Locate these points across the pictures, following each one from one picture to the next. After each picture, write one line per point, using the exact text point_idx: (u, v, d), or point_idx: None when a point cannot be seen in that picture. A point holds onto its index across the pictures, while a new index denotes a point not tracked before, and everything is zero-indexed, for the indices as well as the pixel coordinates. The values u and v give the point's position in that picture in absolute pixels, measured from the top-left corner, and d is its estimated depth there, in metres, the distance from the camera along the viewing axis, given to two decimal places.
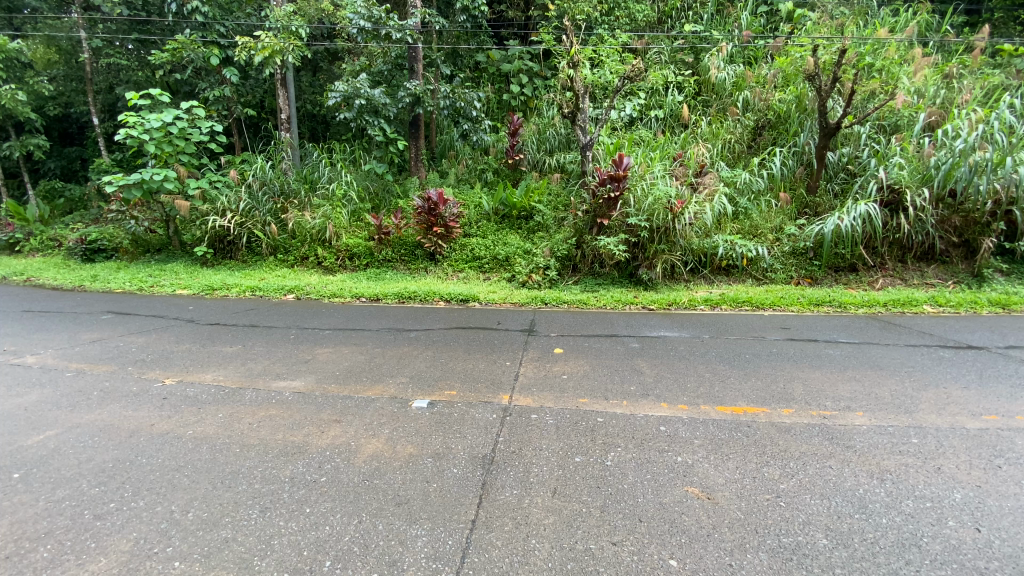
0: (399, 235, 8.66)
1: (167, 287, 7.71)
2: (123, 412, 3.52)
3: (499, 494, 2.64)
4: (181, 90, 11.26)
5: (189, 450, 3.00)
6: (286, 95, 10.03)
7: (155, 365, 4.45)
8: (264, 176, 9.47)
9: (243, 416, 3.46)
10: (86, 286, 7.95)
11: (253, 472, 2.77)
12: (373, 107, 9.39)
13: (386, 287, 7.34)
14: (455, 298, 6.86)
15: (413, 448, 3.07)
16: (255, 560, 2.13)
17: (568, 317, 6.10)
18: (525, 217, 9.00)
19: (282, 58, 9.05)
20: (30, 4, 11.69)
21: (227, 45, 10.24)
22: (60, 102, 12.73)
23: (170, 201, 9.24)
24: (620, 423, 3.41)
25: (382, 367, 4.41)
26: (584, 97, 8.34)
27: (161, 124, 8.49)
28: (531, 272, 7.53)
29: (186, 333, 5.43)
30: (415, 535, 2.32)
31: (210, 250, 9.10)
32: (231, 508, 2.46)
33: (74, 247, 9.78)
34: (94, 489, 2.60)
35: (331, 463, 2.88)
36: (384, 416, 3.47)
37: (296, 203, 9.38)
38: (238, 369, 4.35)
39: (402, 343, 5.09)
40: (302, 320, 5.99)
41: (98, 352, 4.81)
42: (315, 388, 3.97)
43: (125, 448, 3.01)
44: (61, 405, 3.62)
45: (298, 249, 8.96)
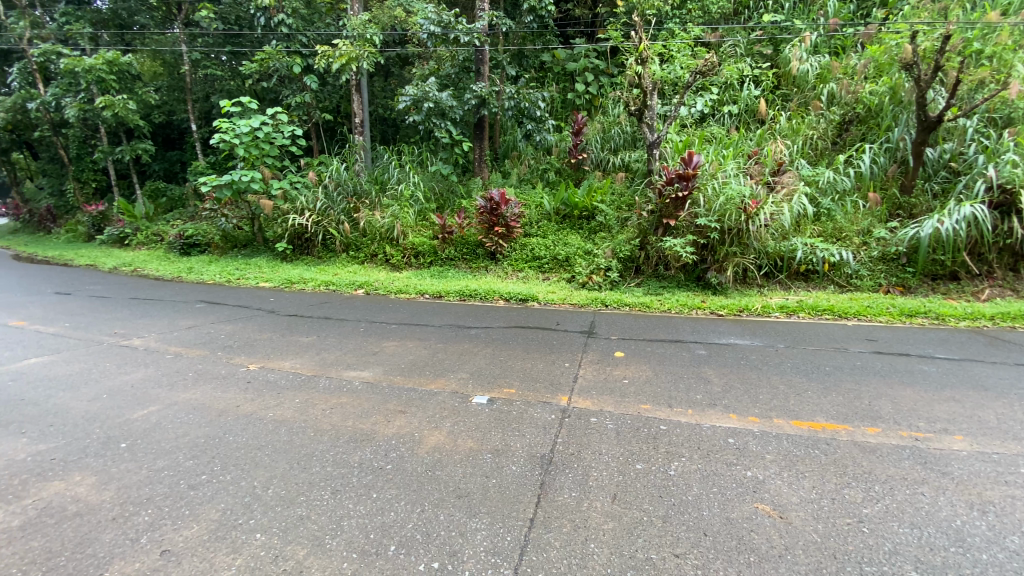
0: (461, 235, 8.84)
1: (251, 280, 8.35)
2: (213, 393, 3.84)
3: (557, 495, 2.63)
4: (266, 97, 12.19)
5: (270, 431, 3.23)
6: (360, 100, 10.54)
7: (241, 351, 4.83)
8: (339, 177, 10.04)
9: (317, 402, 3.67)
10: (183, 278, 8.75)
11: (326, 456, 2.94)
12: (441, 110, 9.62)
13: (447, 285, 7.53)
14: (514, 297, 6.91)
15: (474, 443, 3.12)
16: (327, 538, 2.25)
17: (630, 320, 5.97)
18: (587, 217, 8.92)
19: (357, 65, 9.51)
20: (140, 23, 13.07)
21: (308, 55, 10.92)
22: (164, 110, 14.15)
23: (256, 201, 9.97)
24: (684, 432, 3.28)
25: (444, 362, 4.51)
26: (653, 94, 8.09)
27: (249, 130, 9.21)
28: (591, 273, 7.45)
29: (267, 323, 5.84)
30: (475, 528, 2.35)
31: (290, 247, 9.72)
32: (306, 488, 2.62)
33: (174, 242, 10.85)
34: (189, 461, 2.87)
35: (396, 452, 2.99)
36: (445, 410, 3.55)
37: (367, 203, 9.81)
38: (313, 358, 4.62)
39: (463, 340, 5.19)
40: (371, 314, 6.27)
41: (193, 337, 5.29)
42: (381, 379, 4.14)
43: (215, 426, 3.29)
44: (162, 383, 4.02)
45: (368, 247, 9.39)
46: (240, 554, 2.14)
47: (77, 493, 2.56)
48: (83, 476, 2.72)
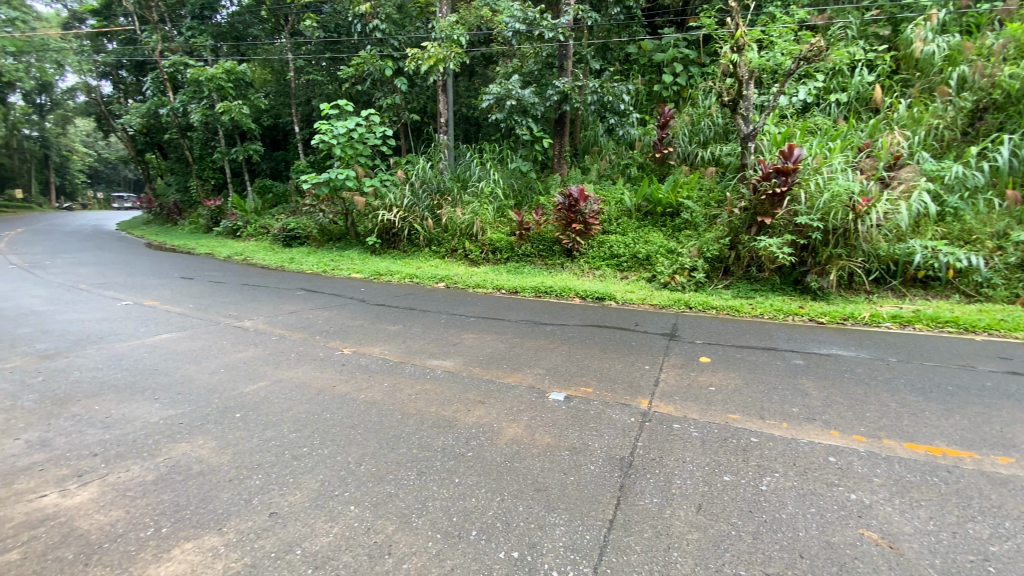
0: (539, 231, 8.87)
1: (344, 271, 8.95)
2: (312, 373, 4.18)
3: (638, 499, 2.56)
4: (361, 100, 13.02)
5: (362, 411, 3.46)
6: (446, 100, 10.88)
7: (336, 336, 5.20)
8: (425, 175, 10.49)
9: (403, 387, 3.87)
10: (285, 267, 9.58)
11: (412, 439, 3.08)
12: (523, 107, 9.71)
13: (524, 281, 7.59)
14: (591, 296, 6.81)
15: (551, 439, 3.13)
16: (414, 517, 2.37)
17: (716, 325, 5.67)
18: (671, 214, 8.63)
19: (444, 66, 9.84)
20: (253, 35, 14.42)
21: (399, 57, 11.44)
22: (272, 114, 15.54)
23: (349, 198, 10.66)
24: (777, 447, 3.07)
25: (521, 357, 4.56)
26: (749, 83, 7.60)
27: (345, 131, 9.88)
28: (674, 273, 7.17)
29: (358, 311, 6.24)
30: (553, 522, 2.36)
31: (379, 241, 10.29)
32: (394, 467, 2.78)
33: (278, 234, 11.92)
34: (292, 434, 3.14)
35: (476, 441, 3.08)
36: (523, 404, 3.60)
37: (450, 200, 10.14)
38: (398, 346, 4.87)
39: (540, 336, 5.21)
40: (451, 306, 6.48)
41: (295, 321, 5.79)
42: (461, 369, 4.27)
43: (314, 404, 3.57)
44: (270, 362, 4.43)
45: (449, 242, 9.70)
46: (336, 522, 2.31)
47: (200, 454, 2.88)
48: (205, 440, 3.05)
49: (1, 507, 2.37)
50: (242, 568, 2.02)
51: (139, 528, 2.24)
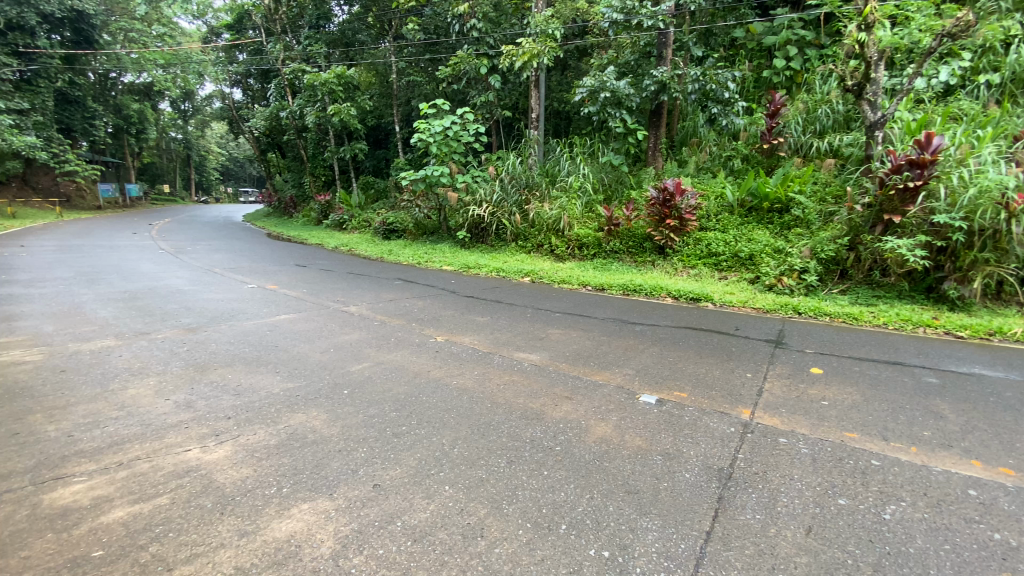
0: (629, 227, 8.62)
1: (436, 263, 9.35)
2: (409, 357, 4.42)
3: (737, 513, 2.41)
4: (456, 98, 13.52)
5: (455, 396, 3.59)
6: (538, 96, 10.89)
7: (430, 324, 5.45)
8: (514, 170, 10.64)
9: (493, 376, 3.97)
10: (384, 258, 10.22)
11: (502, 428, 3.15)
12: (617, 99, 9.47)
13: (612, 278, 7.43)
14: (685, 296, 6.50)
15: (643, 441, 3.03)
16: (504, 503, 2.42)
17: (829, 333, 5.15)
18: (779, 210, 8.00)
19: (538, 61, 9.86)
20: (361, 40, 15.46)
21: (494, 55, 11.65)
22: (376, 115, 16.64)
23: (443, 193, 11.10)
24: (904, 473, 2.72)
25: (610, 355, 4.48)
26: (878, 65, 6.79)
27: (441, 129, 10.27)
28: (782, 274, 6.67)
29: (450, 301, 6.49)
30: (646, 527, 2.29)
31: (468, 235, 10.61)
32: (485, 454, 2.85)
33: (379, 227, 12.75)
34: (392, 413, 3.34)
35: (565, 436, 3.07)
36: (612, 403, 3.52)
37: (538, 195, 10.19)
38: (487, 336, 4.99)
39: (629, 335, 5.08)
40: (538, 301, 6.51)
41: (393, 308, 6.15)
42: (549, 363, 4.28)
43: (410, 386, 3.77)
44: (372, 345, 4.76)
45: (536, 237, 9.75)
46: (433, 500, 2.42)
47: (314, 425, 3.16)
48: (318, 412, 3.35)
49: (158, 455, 2.76)
50: (350, 532, 2.19)
51: (264, 486, 2.51)
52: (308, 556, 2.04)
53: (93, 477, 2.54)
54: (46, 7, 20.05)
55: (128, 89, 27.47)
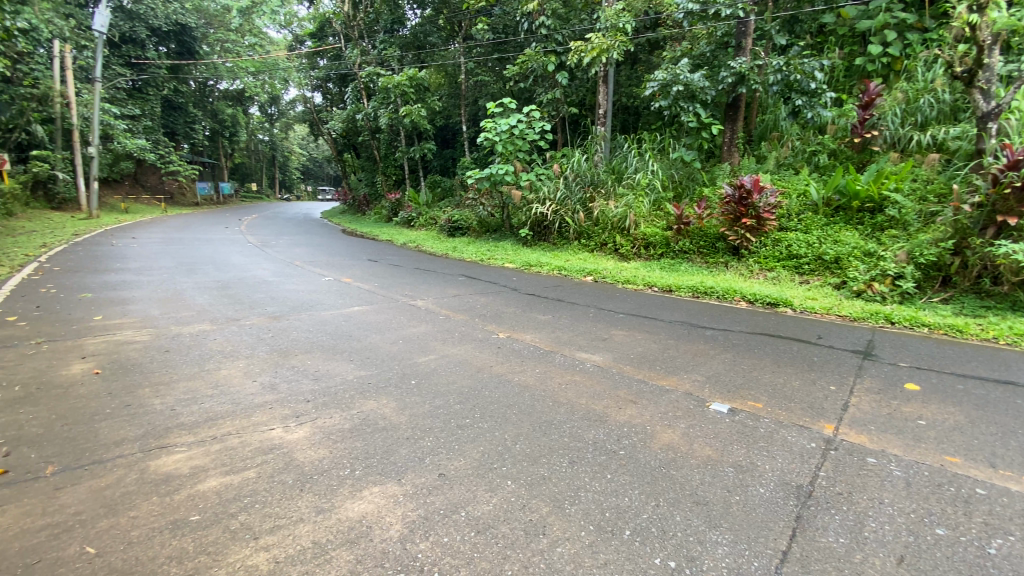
0: (700, 226, 8.26)
1: (498, 261, 9.44)
2: (472, 352, 4.50)
3: (818, 535, 2.24)
4: (522, 96, 13.61)
5: (517, 393, 3.62)
6: (606, 92, 10.68)
7: (492, 320, 5.52)
8: (580, 168, 10.53)
9: (554, 375, 3.95)
10: (448, 255, 10.47)
11: (564, 427, 3.13)
12: (690, 92, 9.13)
13: (680, 279, 7.17)
14: (761, 301, 6.13)
15: (713, 451, 2.90)
16: (567, 503, 2.40)
17: (927, 346, 4.68)
18: (871, 210, 7.37)
19: (607, 56, 9.68)
20: (433, 43, 15.93)
21: (562, 52, 11.58)
22: (444, 115, 17.10)
23: (507, 191, 11.20)
24: (1020, 507, 2.41)
25: (677, 359, 4.33)
26: (994, 48, 6.05)
27: (507, 127, 10.36)
28: (871, 281, 6.13)
29: (512, 299, 6.54)
30: (715, 540, 2.19)
31: (531, 233, 10.62)
32: (547, 452, 2.84)
33: (444, 225, 13.08)
34: (456, 406, 3.42)
35: (629, 440, 2.99)
36: (679, 410, 3.40)
37: (604, 192, 10.02)
38: (550, 335, 4.98)
39: (698, 340, 4.87)
40: (602, 301, 6.41)
41: (457, 304, 6.29)
42: (613, 364, 4.20)
43: (473, 381, 3.84)
44: (437, 338, 4.89)
45: (600, 236, 9.59)
46: (495, 494, 2.45)
47: (384, 412, 3.30)
48: (387, 401, 3.49)
49: (246, 432, 3.00)
50: (417, 518, 2.26)
51: (339, 467, 2.65)
52: (377, 537, 2.13)
53: (192, 448, 2.80)
54: (153, 21, 22.54)
55: (223, 95, 30.02)
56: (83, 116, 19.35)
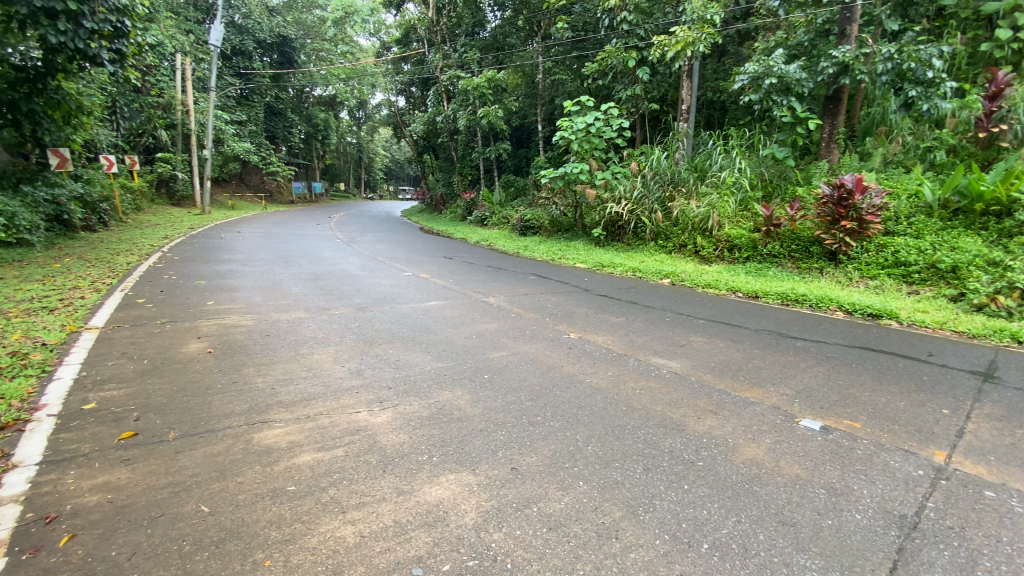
0: (792, 228, 7.72)
1: (570, 260, 9.38)
2: (544, 351, 4.52)
3: (924, 570, 2.02)
4: (600, 94, 13.45)
5: (589, 394, 3.59)
6: (690, 86, 10.28)
7: (564, 320, 5.51)
8: (659, 166, 10.22)
9: (628, 379, 3.87)
10: (520, 254, 10.57)
11: (637, 432, 3.06)
12: (784, 85, 8.59)
13: (767, 285, 6.74)
14: (861, 312, 5.61)
15: (801, 470, 2.71)
16: (641, 510, 2.35)
17: None
18: (998, 214, 6.54)
19: (693, 50, 9.30)
20: (512, 44, 16.14)
21: (644, 47, 11.28)
22: (520, 115, 17.29)
23: (582, 190, 11.10)
24: None
25: (762, 370, 4.07)
26: None
27: (584, 126, 10.27)
28: (997, 293, 5.41)
29: (584, 299, 6.48)
30: (803, 564, 2.04)
31: (604, 233, 10.44)
32: (620, 456, 2.79)
33: (517, 223, 13.22)
34: (528, 402, 3.45)
35: (708, 451, 2.87)
36: (764, 424, 3.20)
37: (684, 191, 9.65)
38: (623, 338, 4.88)
39: (786, 350, 4.56)
40: (679, 305, 6.17)
41: (529, 302, 6.34)
42: (690, 372, 4.04)
43: (545, 379, 3.86)
44: (509, 335, 4.97)
45: (678, 236, 9.22)
46: (568, 493, 2.45)
47: (459, 404, 3.41)
48: (462, 393, 3.60)
49: (335, 413, 3.23)
50: (491, 508, 2.32)
51: (418, 453, 2.78)
52: (453, 523, 2.21)
53: (289, 424, 3.07)
54: (260, 34, 24.90)
55: (318, 101, 32.37)
56: (200, 122, 21.70)
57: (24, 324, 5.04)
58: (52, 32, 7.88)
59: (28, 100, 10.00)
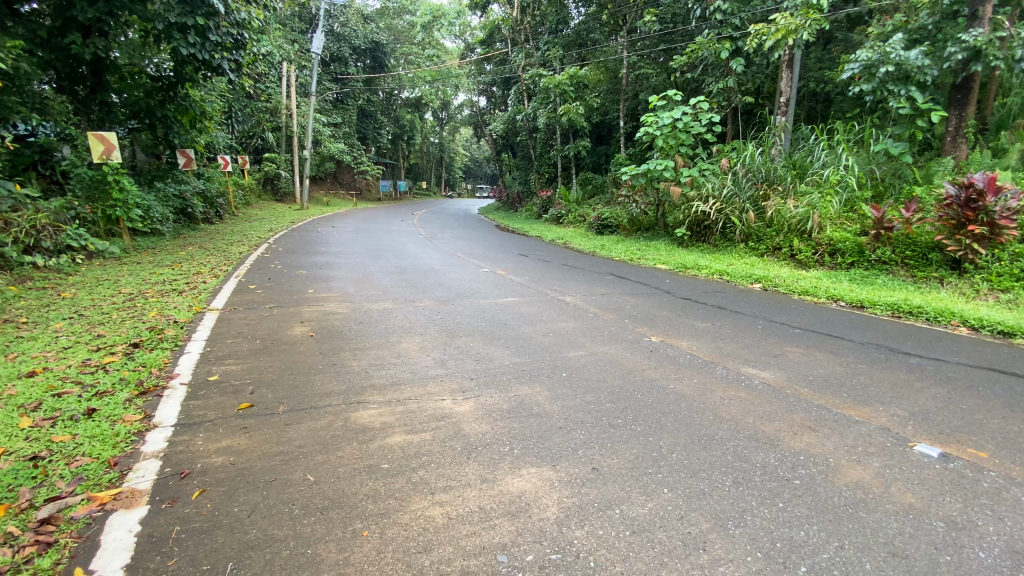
0: (908, 232, 6.97)
1: (650, 261, 9.12)
2: (624, 353, 4.44)
3: None
4: (688, 87, 12.94)
5: (672, 401, 3.47)
6: (790, 77, 9.55)
7: (645, 323, 5.37)
8: (752, 163, 9.64)
9: (715, 388, 3.70)
10: (597, 253, 10.42)
11: (726, 444, 2.92)
12: (903, 73, 7.77)
13: (874, 295, 6.13)
14: (990, 328, 4.94)
15: (916, 500, 2.44)
16: (730, 524, 2.24)
17: None
18: None
19: (795, 38, 8.64)
20: (595, 40, 15.90)
21: (739, 37, 10.65)
22: (602, 112, 17.04)
23: (665, 188, 10.73)
24: None
25: (868, 388, 3.72)
26: None
27: (670, 121, 9.91)
28: None
29: (665, 302, 6.27)
30: None
31: (689, 233, 10.02)
32: (708, 467, 2.68)
33: (594, 222, 13.06)
34: (608, 403, 3.41)
35: (807, 470, 2.67)
36: (871, 446, 2.92)
37: (781, 190, 9.02)
38: (709, 344, 4.66)
39: (896, 368, 4.12)
40: (771, 312, 5.79)
41: (608, 302, 6.25)
42: (785, 385, 3.78)
43: (626, 382, 3.79)
44: (588, 335, 4.94)
45: (772, 238, 8.62)
46: (652, 499, 2.40)
47: (539, 399, 3.45)
48: (541, 389, 3.64)
49: (423, 399, 3.39)
50: (573, 505, 2.33)
51: (500, 444, 2.85)
52: (535, 515, 2.25)
53: (381, 406, 3.27)
54: (355, 41, 26.63)
55: (405, 103, 33.99)
56: (301, 124, 23.63)
57: (159, 303, 5.79)
58: (184, 45, 8.93)
59: (162, 106, 11.36)
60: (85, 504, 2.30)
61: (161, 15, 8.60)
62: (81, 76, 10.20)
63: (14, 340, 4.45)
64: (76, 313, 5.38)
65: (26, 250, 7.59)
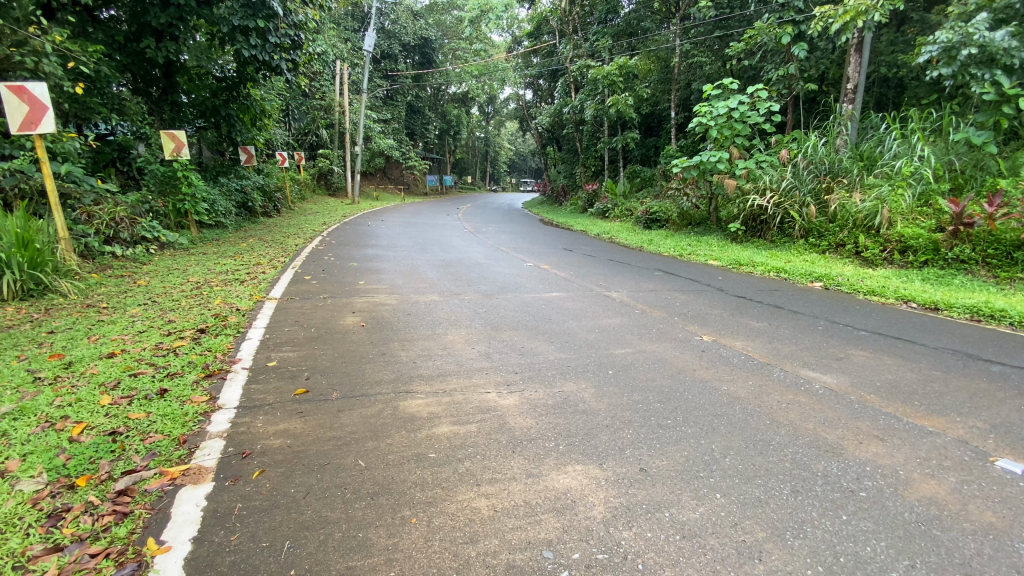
0: (991, 230, 6.42)
1: (701, 257, 8.82)
2: (673, 351, 4.31)
3: None
4: (746, 75, 12.36)
5: (726, 403, 3.34)
6: (858, 62, 8.90)
7: (696, 321, 5.18)
8: (814, 154, 9.13)
9: (772, 391, 3.53)
10: (645, 248, 10.18)
11: (784, 450, 2.78)
12: (988, 56, 7.13)
13: (952, 296, 5.66)
14: None
15: (999, 519, 2.23)
16: (788, 534, 2.13)
17: None
18: None
19: (865, 20, 8.05)
20: (646, 28, 15.48)
21: (803, 20, 10.04)
22: (651, 103, 16.59)
23: (719, 181, 10.33)
24: None
25: (943, 397, 3.44)
26: None
27: (726, 111, 9.50)
28: None
29: (717, 299, 6.04)
30: None
31: (743, 228, 9.61)
32: (764, 473, 2.56)
33: (643, 217, 12.77)
34: (657, 404, 3.32)
35: (874, 482, 2.50)
36: (947, 459, 2.69)
37: (845, 183, 8.49)
38: (765, 345, 4.45)
39: (976, 375, 3.79)
40: (834, 313, 5.45)
41: (656, 299, 6.09)
42: (849, 390, 3.55)
43: (676, 381, 3.68)
44: (636, 332, 4.83)
45: (835, 234, 8.10)
46: (703, 503, 2.32)
47: (585, 396, 3.41)
48: (587, 385, 3.59)
49: (468, 391, 3.42)
50: (620, 506, 2.28)
51: (545, 439, 2.83)
52: (582, 513, 2.23)
53: (428, 397, 3.32)
54: (405, 37, 27.20)
55: (452, 98, 34.37)
56: (354, 121, 24.35)
57: (223, 292, 6.13)
58: (247, 46, 9.36)
59: (226, 105, 11.99)
60: (157, 478, 2.47)
61: (226, 19, 9.02)
62: (154, 78, 10.86)
63: (96, 324, 4.84)
64: (150, 299, 5.78)
65: (107, 241, 8.23)
